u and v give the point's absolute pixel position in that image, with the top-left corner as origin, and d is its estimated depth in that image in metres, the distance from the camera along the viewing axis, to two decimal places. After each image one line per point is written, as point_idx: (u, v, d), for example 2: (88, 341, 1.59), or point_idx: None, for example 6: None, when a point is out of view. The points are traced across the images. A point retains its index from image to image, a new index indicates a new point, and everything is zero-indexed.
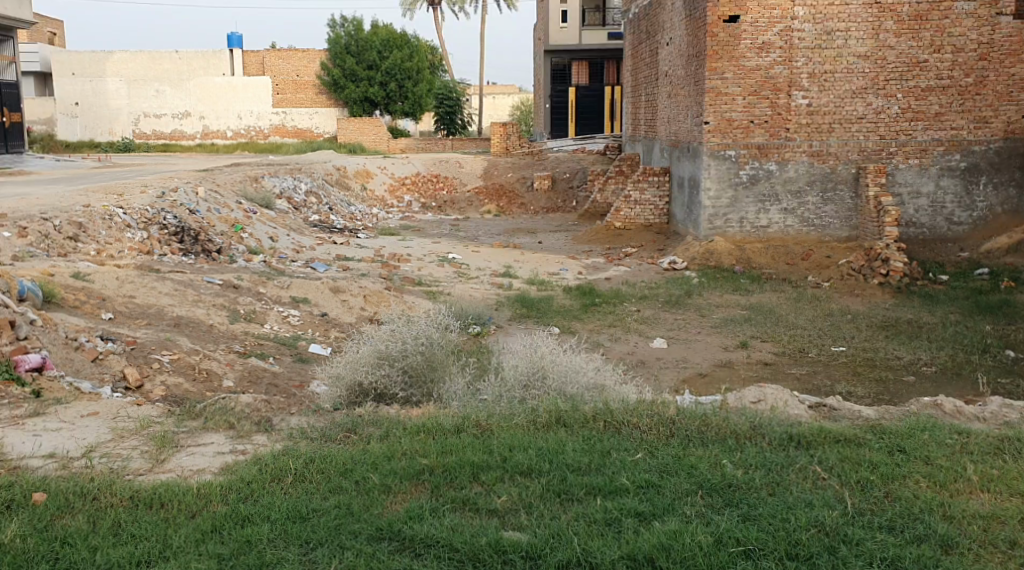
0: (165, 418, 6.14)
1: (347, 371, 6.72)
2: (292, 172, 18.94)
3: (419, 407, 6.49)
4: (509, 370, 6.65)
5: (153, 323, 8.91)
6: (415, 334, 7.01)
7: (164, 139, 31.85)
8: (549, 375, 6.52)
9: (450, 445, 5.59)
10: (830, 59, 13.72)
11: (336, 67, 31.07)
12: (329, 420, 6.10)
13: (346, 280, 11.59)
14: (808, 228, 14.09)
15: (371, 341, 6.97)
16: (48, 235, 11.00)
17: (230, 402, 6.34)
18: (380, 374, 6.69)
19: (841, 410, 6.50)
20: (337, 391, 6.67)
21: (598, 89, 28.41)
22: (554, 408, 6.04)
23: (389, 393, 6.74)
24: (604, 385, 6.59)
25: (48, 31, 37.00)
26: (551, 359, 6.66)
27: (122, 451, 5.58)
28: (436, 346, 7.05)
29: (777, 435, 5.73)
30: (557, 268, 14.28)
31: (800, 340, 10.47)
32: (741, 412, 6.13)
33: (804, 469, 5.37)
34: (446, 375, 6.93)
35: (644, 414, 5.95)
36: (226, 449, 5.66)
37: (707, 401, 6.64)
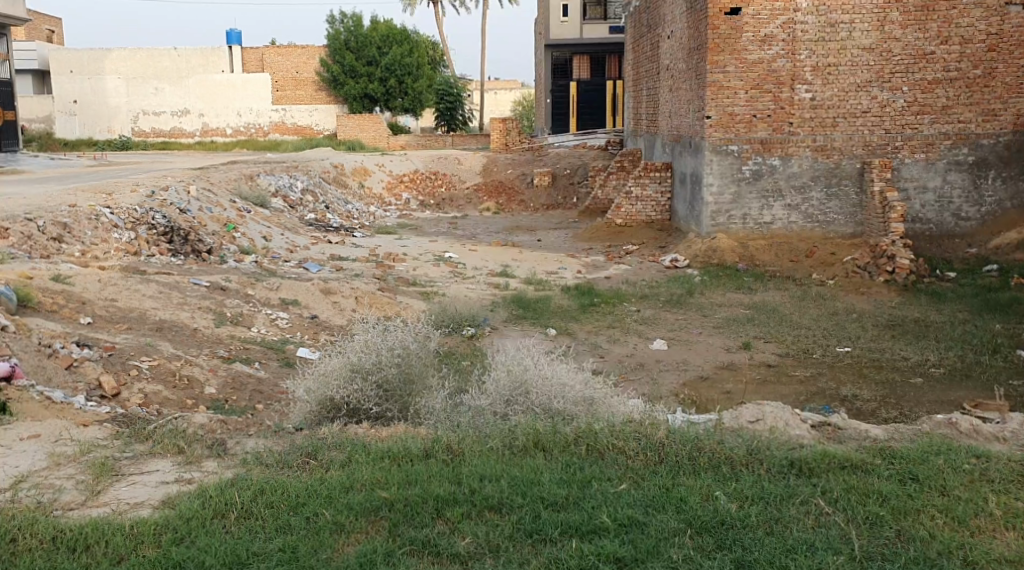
0: (113, 440, 5.83)
1: (318, 385, 6.41)
2: (288, 170, 18.64)
3: (392, 427, 6.19)
4: (491, 385, 6.32)
5: (134, 327, 8.62)
6: (390, 344, 6.67)
7: (163, 137, 31.57)
8: (533, 389, 6.21)
9: (415, 475, 5.29)
10: (834, 52, 13.39)
11: (335, 63, 30.80)
12: (288, 443, 5.81)
13: (338, 280, 11.29)
14: (813, 225, 13.76)
15: (344, 353, 6.66)
16: (32, 236, 10.70)
17: (183, 424, 6.06)
18: (352, 389, 6.36)
19: (849, 430, 6.14)
20: (307, 408, 6.37)
21: (600, 83, 28.10)
22: (533, 429, 5.73)
23: (363, 409, 6.41)
24: (593, 397, 6.24)
25: (47, 29, 36.75)
26: (536, 371, 6.35)
27: (56, 482, 5.27)
28: (414, 357, 6.72)
29: (775, 463, 5.43)
30: (556, 266, 13.98)
31: (805, 340, 10.16)
32: (738, 433, 5.83)
33: (806, 503, 5.07)
34: (425, 389, 6.62)
35: (631, 435, 5.64)
36: (171, 478, 5.35)
37: (702, 420, 6.32)
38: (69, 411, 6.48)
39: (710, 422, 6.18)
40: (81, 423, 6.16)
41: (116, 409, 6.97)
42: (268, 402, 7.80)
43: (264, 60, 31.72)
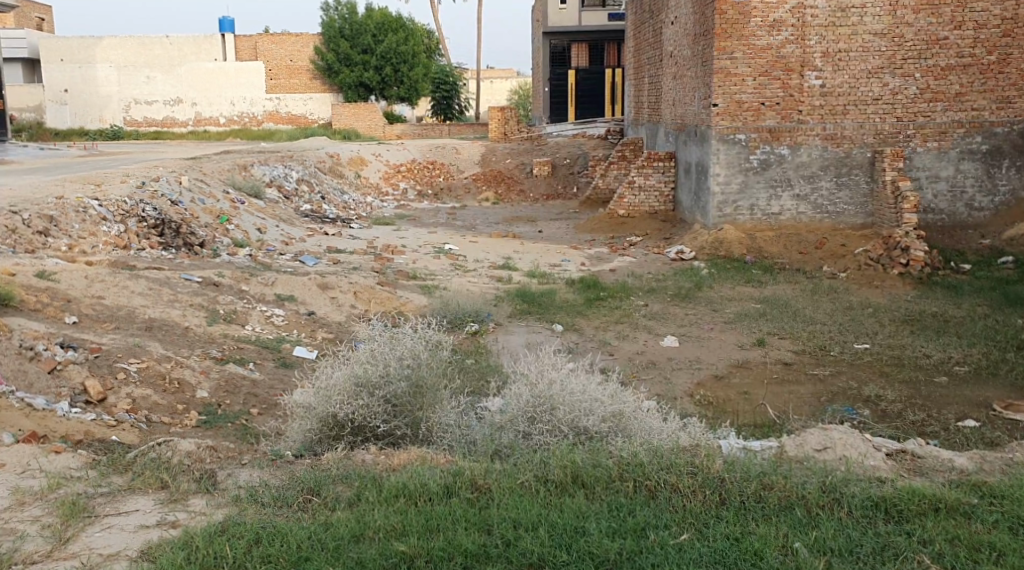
0: (85, 473, 5.40)
1: (319, 401, 5.96)
2: (283, 160, 18.18)
3: (403, 451, 5.77)
4: (512, 401, 5.90)
5: (122, 327, 8.20)
6: (399, 354, 6.23)
7: (156, 126, 31.01)
8: (560, 405, 5.77)
9: (438, 520, 4.89)
10: (845, 38, 12.97)
11: (330, 51, 30.38)
12: (288, 475, 5.38)
13: (336, 274, 10.85)
14: (822, 215, 13.36)
15: (346, 364, 6.19)
16: (16, 229, 10.27)
17: (166, 454, 5.62)
18: (359, 405, 5.92)
19: (927, 460, 5.68)
20: (307, 425, 5.93)
21: (599, 72, 27.64)
22: (570, 462, 5.31)
23: (370, 426, 5.98)
24: (624, 413, 5.82)
25: (36, 16, 36.12)
26: (562, 384, 5.90)
27: (18, 526, 4.85)
28: (425, 369, 6.28)
29: (857, 504, 5.03)
30: (559, 259, 13.57)
31: (822, 336, 9.77)
32: (806, 466, 5.42)
33: (907, 560, 4.66)
34: (438, 402, 6.17)
35: (684, 470, 5.24)
36: (151, 522, 4.91)
37: (760, 447, 5.88)
38: (43, 432, 6.07)
39: (770, 450, 5.75)
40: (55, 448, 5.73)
41: (101, 418, 6.60)
42: (264, 406, 7.41)
43: (258, 48, 31.22)
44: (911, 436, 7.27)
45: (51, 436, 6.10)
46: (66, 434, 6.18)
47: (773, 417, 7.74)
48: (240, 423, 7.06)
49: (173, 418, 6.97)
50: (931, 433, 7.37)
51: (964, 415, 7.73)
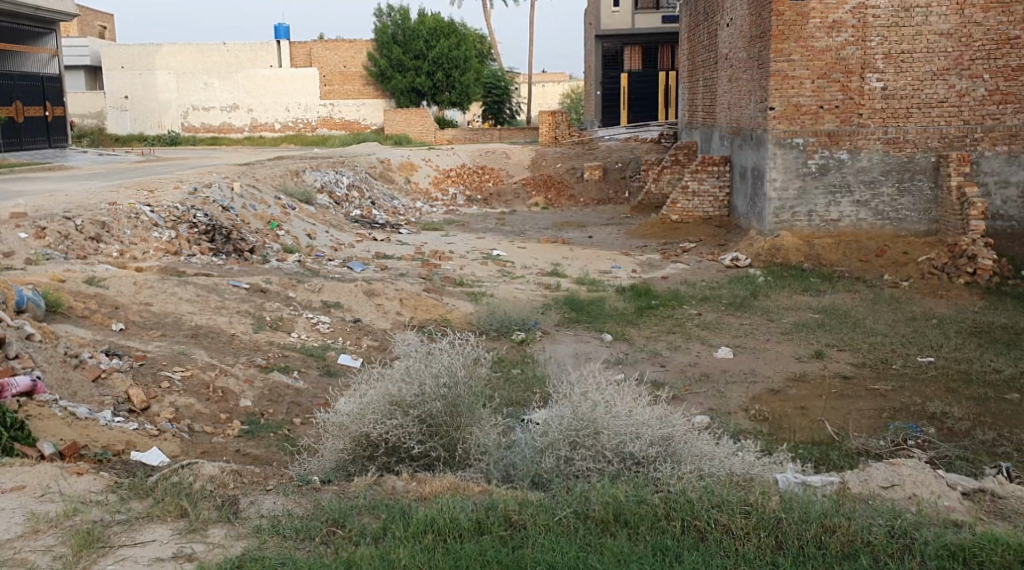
0: (106, 495, 5.22)
1: (352, 420, 5.79)
2: (334, 165, 18.19)
3: (436, 476, 5.56)
4: (552, 422, 5.65)
5: (168, 334, 8.14)
6: (436, 370, 5.98)
7: (212, 132, 31.39)
8: (604, 430, 5.50)
9: (466, 559, 4.69)
10: (909, 38, 12.55)
11: (383, 57, 30.54)
12: (313, 503, 5.20)
13: (383, 281, 10.73)
14: (883, 222, 12.93)
15: (380, 380, 5.99)
16: (69, 235, 10.34)
17: (188, 477, 5.41)
18: (391, 425, 5.72)
19: (1011, 503, 5.36)
20: (340, 443, 5.77)
21: (653, 75, 27.27)
22: (611, 496, 5.07)
23: (404, 447, 5.78)
24: (673, 437, 5.55)
25: (98, 24, 36.80)
26: (607, 406, 5.63)
27: (30, 557, 4.66)
28: (463, 385, 6.04)
29: (931, 554, 4.71)
30: (609, 265, 13.33)
31: (883, 348, 9.40)
32: (872, 506, 5.10)
33: None
34: (477, 421, 5.95)
35: (736, 509, 4.95)
36: (167, 554, 4.70)
37: (820, 480, 5.57)
38: (79, 443, 5.99)
39: (832, 485, 5.43)
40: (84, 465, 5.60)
41: (143, 427, 6.54)
42: (306, 416, 7.32)
43: (312, 55, 31.27)
44: (980, 459, 6.93)
45: (92, 446, 6.05)
46: (107, 444, 6.12)
47: (832, 433, 7.43)
48: (282, 433, 6.96)
49: (215, 427, 6.89)
50: (1003, 454, 7.04)
51: None
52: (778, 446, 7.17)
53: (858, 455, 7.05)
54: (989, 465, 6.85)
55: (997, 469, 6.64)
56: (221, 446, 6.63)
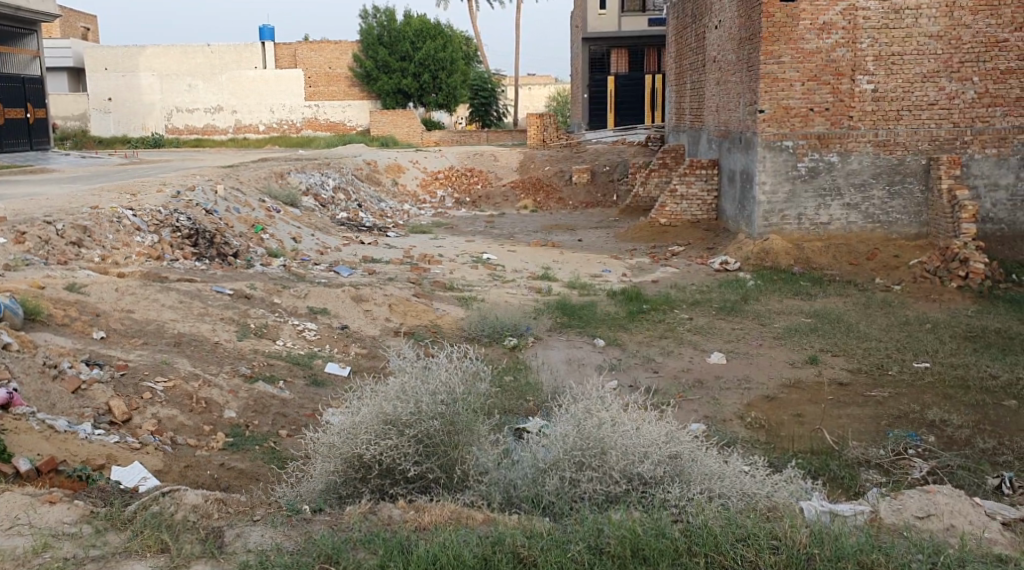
0: (81, 526, 5.00)
1: (344, 440, 5.58)
2: (320, 167, 17.97)
3: (435, 502, 5.36)
4: (556, 443, 5.46)
5: (150, 342, 7.92)
6: (432, 387, 5.79)
7: (196, 134, 31.05)
8: (611, 451, 5.33)
9: None
10: (899, 40, 12.45)
11: (369, 58, 30.29)
12: (303, 536, 4.99)
13: (371, 286, 10.52)
14: (874, 225, 12.83)
15: (374, 397, 5.77)
16: (49, 240, 10.09)
17: (168, 507, 5.20)
18: (385, 446, 5.50)
19: None
20: (331, 465, 5.56)
21: (639, 77, 27.17)
22: (626, 527, 4.86)
23: (399, 469, 5.56)
24: (681, 457, 5.38)
25: (81, 25, 36.46)
26: (614, 426, 5.44)
27: None
28: (461, 402, 5.86)
29: None
30: (599, 269, 13.18)
31: (878, 354, 9.28)
32: (911, 541, 4.90)
33: None
34: (476, 441, 5.75)
35: (760, 541, 4.75)
36: None
37: (850, 509, 5.36)
38: (55, 458, 5.77)
39: (863, 516, 5.23)
40: (57, 491, 5.37)
41: (124, 440, 6.32)
42: (293, 427, 7.14)
43: (297, 55, 31.13)
44: (982, 469, 6.82)
45: (71, 461, 5.84)
46: (87, 459, 5.92)
47: (831, 442, 7.29)
48: (267, 446, 6.79)
49: (199, 440, 6.69)
50: (1004, 463, 6.93)
51: None
52: (776, 456, 7.03)
53: (859, 465, 6.93)
54: (992, 475, 6.75)
55: (1001, 480, 6.54)
56: (204, 460, 6.42)
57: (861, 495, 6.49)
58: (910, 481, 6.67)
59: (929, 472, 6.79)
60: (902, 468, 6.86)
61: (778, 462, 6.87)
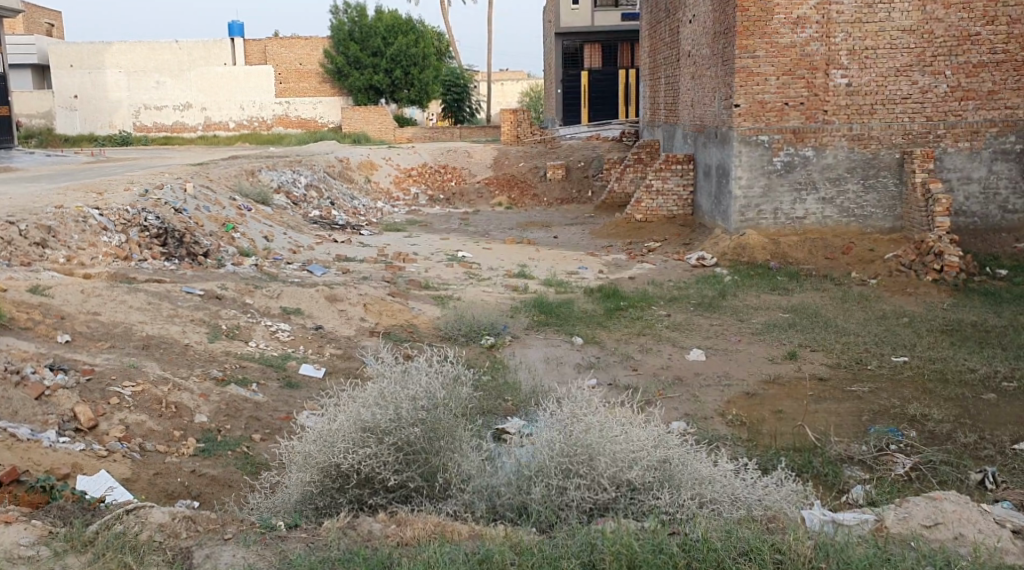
0: (42, 546, 4.80)
1: (320, 449, 5.41)
2: (291, 165, 17.72)
3: (417, 515, 5.20)
4: (541, 450, 5.33)
5: (118, 345, 7.70)
6: (412, 393, 5.70)
7: (165, 132, 30.65)
8: (599, 457, 5.21)
9: None
10: (872, 35, 12.42)
11: (339, 54, 29.81)
12: (278, 554, 4.82)
13: (345, 285, 10.34)
14: (848, 219, 12.81)
15: (350, 405, 5.62)
16: (12, 241, 9.82)
17: (136, 524, 5.00)
18: (364, 454, 5.34)
19: None
20: (306, 475, 5.38)
21: (612, 72, 27.10)
22: (620, 541, 4.72)
23: (378, 478, 5.40)
24: (671, 460, 5.27)
25: (46, 22, 35.87)
26: (602, 431, 5.32)
27: None
28: (440, 410, 5.72)
29: None
30: (576, 266, 13.07)
31: (857, 348, 9.23)
32: (920, 552, 4.78)
33: None
34: (457, 448, 5.61)
35: (763, 557, 4.63)
36: None
37: (852, 517, 5.25)
38: (16, 467, 5.56)
39: (869, 526, 5.12)
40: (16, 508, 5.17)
41: (91, 447, 6.14)
42: (267, 431, 6.95)
43: (267, 52, 30.61)
44: (965, 463, 6.77)
45: (33, 471, 5.65)
46: (51, 468, 5.73)
47: (813, 439, 7.20)
48: (241, 451, 6.61)
49: (169, 446, 6.50)
50: (986, 458, 6.88)
51: (1020, 436, 7.22)
52: (759, 454, 6.94)
53: (842, 462, 6.86)
54: (975, 470, 6.69)
55: (983, 475, 6.50)
56: (174, 467, 6.24)
57: (844, 494, 6.41)
58: (894, 477, 6.60)
59: (911, 468, 6.72)
60: (885, 464, 6.78)
61: (761, 461, 6.78)
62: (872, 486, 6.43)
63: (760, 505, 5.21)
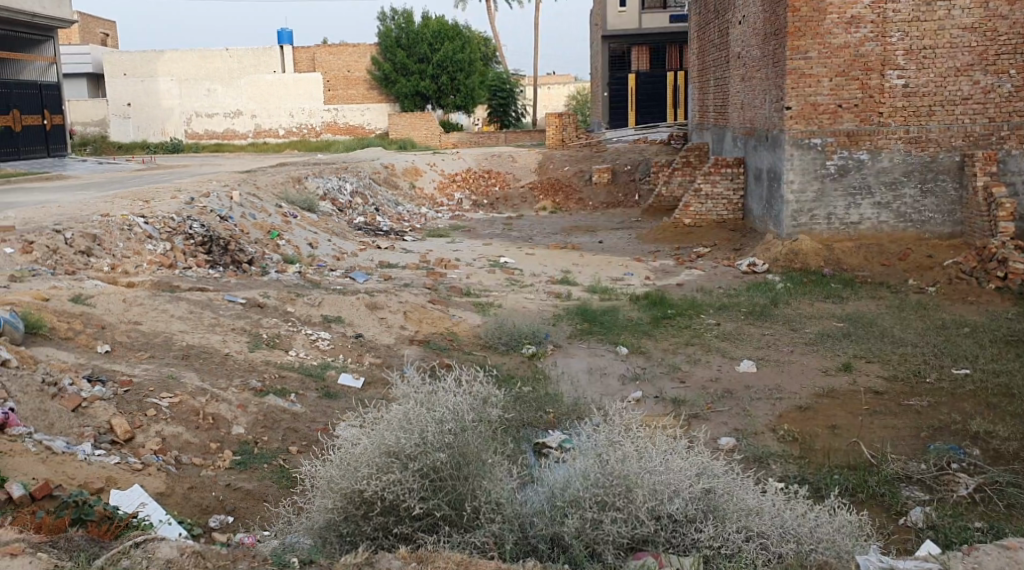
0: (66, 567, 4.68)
1: (344, 475, 5.19)
2: (337, 171, 17.69)
3: (442, 549, 4.94)
4: (577, 479, 5.09)
5: (157, 355, 7.63)
6: (439, 415, 5.41)
7: (216, 139, 30.82)
8: (638, 488, 4.99)
9: None
10: (930, 33, 12.01)
11: (386, 61, 30.03)
12: None
13: (385, 293, 10.19)
14: (905, 224, 12.39)
15: (374, 428, 5.37)
16: (57, 249, 9.87)
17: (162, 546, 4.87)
18: (387, 481, 5.10)
19: None
20: (329, 502, 5.16)
21: (661, 75, 26.77)
22: None
23: (403, 506, 5.12)
24: (715, 490, 5.10)
25: (100, 32, 36.44)
26: (641, 461, 5.12)
27: None
28: (470, 433, 5.43)
29: None
30: (622, 272, 12.81)
31: (915, 360, 8.86)
32: None
33: None
34: (487, 474, 5.31)
35: None
36: None
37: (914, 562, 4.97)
38: (54, 488, 5.48)
39: None
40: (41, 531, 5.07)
41: (126, 461, 6.06)
42: (304, 443, 6.83)
43: (315, 60, 31.14)
44: None
45: (67, 485, 5.58)
46: (84, 483, 5.65)
47: (869, 456, 6.89)
48: (277, 464, 6.49)
49: (205, 459, 6.40)
50: None
51: None
52: (811, 472, 6.66)
53: (899, 481, 6.55)
54: None
55: None
56: (208, 481, 6.12)
57: (903, 517, 6.11)
58: (957, 499, 6.29)
59: (975, 489, 6.40)
60: (946, 484, 6.48)
61: (814, 480, 6.48)
62: (933, 508, 6.15)
63: (812, 539, 4.98)
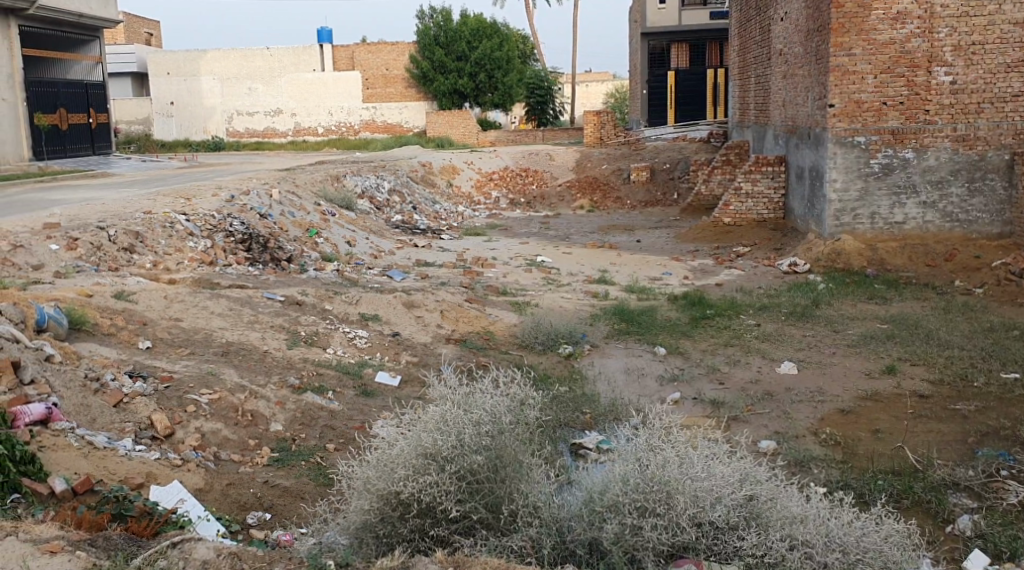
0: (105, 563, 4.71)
1: (380, 476, 5.16)
2: (375, 170, 17.75)
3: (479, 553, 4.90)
4: (616, 484, 5.04)
5: (197, 352, 7.68)
6: (476, 418, 5.41)
7: (257, 137, 31.15)
8: (678, 494, 4.93)
9: None
10: (980, 29, 11.78)
11: (425, 59, 30.04)
12: None
13: (423, 292, 10.19)
14: (952, 223, 12.15)
15: (411, 429, 5.36)
16: (101, 246, 9.99)
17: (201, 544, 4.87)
18: (424, 482, 5.07)
19: None
20: (365, 504, 5.12)
21: (701, 72, 26.56)
22: None
23: (439, 508, 5.09)
24: (758, 498, 5.03)
25: (145, 32, 36.92)
26: (683, 467, 5.06)
27: None
28: (507, 436, 5.42)
29: None
30: (660, 272, 12.71)
31: (962, 363, 8.68)
32: None
33: None
34: (524, 478, 5.30)
35: None
36: None
37: None
38: (96, 487, 5.54)
39: None
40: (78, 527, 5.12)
41: (166, 456, 6.10)
42: (341, 441, 6.83)
43: (354, 59, 31.04)
44: None
45: (108, 480, 5.63)
46: (124, 478, 5.69)
47: (914, 461, 6.75)
48: (314, 462, 6.50)
49: (243, 455, 6.43)
50: None
51: None
52: (854, 476, 6.54)
53: (946, 487, 6.41)
54: None
55: None
56: (246, 479, 6.15)
57: (951, 526, 5.99)
58: (1006, 507, 6.15)
59: None
60: (995, 491, 6.33)
61: (858, 485, 6.36)
62: (981, 516, 6.02)
63: (859, 549, 4.84)
